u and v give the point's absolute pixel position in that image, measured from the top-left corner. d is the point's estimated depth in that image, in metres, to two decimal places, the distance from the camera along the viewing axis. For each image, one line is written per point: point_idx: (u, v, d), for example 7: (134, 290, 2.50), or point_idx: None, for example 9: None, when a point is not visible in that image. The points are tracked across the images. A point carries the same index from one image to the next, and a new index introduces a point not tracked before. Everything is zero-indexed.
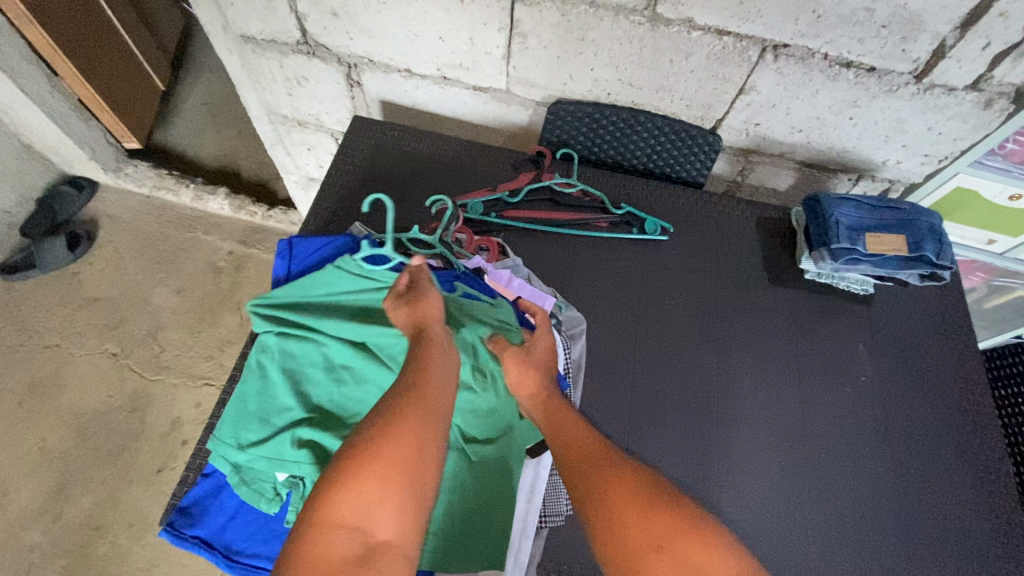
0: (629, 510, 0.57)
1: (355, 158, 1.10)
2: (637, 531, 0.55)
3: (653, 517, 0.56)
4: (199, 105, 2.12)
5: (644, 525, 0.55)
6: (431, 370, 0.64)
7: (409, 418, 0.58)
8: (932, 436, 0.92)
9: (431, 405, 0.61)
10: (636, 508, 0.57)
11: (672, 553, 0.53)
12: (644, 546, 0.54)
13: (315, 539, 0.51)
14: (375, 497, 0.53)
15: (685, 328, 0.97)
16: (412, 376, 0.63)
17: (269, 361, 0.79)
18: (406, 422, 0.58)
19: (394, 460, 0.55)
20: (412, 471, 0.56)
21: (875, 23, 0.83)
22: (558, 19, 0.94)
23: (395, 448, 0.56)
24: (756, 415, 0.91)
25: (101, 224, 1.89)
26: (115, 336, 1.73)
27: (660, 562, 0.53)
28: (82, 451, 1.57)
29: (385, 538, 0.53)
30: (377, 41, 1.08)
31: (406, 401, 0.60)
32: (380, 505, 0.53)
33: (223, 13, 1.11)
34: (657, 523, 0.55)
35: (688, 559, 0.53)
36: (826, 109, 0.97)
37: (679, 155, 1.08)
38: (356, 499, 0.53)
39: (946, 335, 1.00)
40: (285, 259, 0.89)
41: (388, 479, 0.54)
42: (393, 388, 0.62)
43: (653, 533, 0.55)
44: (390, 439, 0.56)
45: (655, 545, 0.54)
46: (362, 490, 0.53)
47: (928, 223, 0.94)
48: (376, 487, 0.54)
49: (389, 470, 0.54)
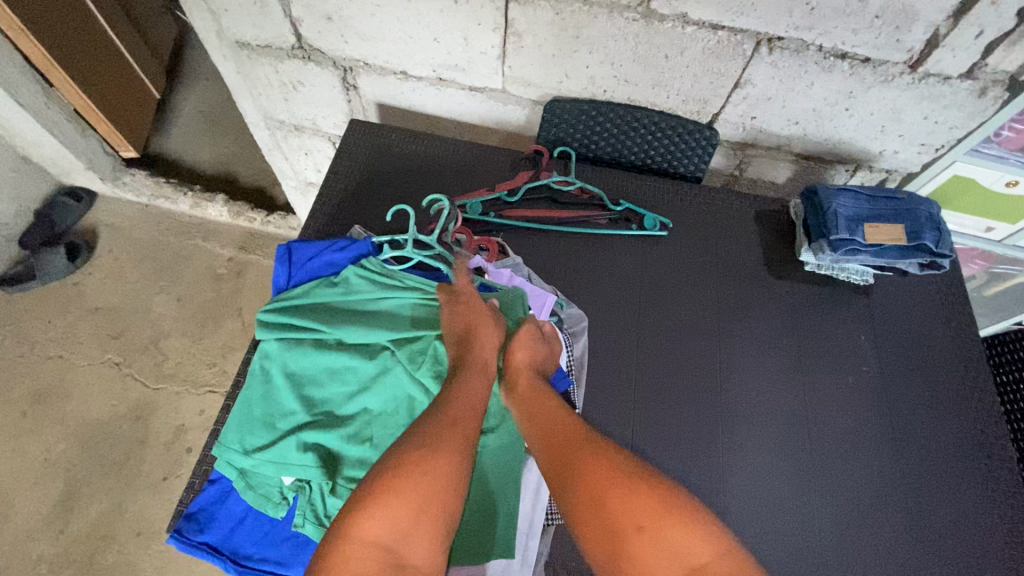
0: (612, 493, 0.60)
1: (353, 161, 1.10)
2: (621, 513, 0.58)
3: (636, 498, 0.58)
4: (195, 113, 2.12)
5: (627, 507, 0.58)
6: (466, 402, 0.68)
7: (449, 446, 0.60)
8: (934, 425, 0.92)
9: (467, 438, 0.63)
10: (618, 491, 0.60)
11: (655, 534, 0.56)
12: (626, 528, 0.57)
13: (348, 554, 0.52)
14: (410, 520, 0.55)
15: (687, 322, 0.98)
16: (451, 405, 0.66)
17: (272, 366, 0.79)
18: (443, 448, 0.60)
19: (431, 482, 0.57)
20: (445, 498, 0.57)
21: (869, 13, 0.83)
22: (552, 18, 0.94)
23: (435, 472, 0.58)
24: (759, 407, 0.92)
25: (100, 234, 1.89)
26: (117, 346, 1.73)
27: (642, 542, 0.55)
28: (86, 461, 1.57)
29: (415, 561, 0.54)
30: (372, 43, 1.08)
31: (445, 431, 0.62)
32: (413, 529, 0.54)
33: (217, 19, 1.12)
34: (640, 505, 0.58)
35: (669, 541, 0.55)
36: (822, 101, 0.97)
37: (678, 150, 1.08)
38: (392, 520, 0.54)
39: (947, 323, 1.00)
40: (285, 263, 0.88)
41: (424, 504, 0.56)
42: (427, 416, 0.65)
43: (635, 514, 0.57)
44: (430, 463, 0.58)
45: (637, 525, 0.57)
46: (400, 508, 0.55)
47: (925, 212, 0.94)
48: (413, 508, 0.55)
49: (427, 494, 0.56)
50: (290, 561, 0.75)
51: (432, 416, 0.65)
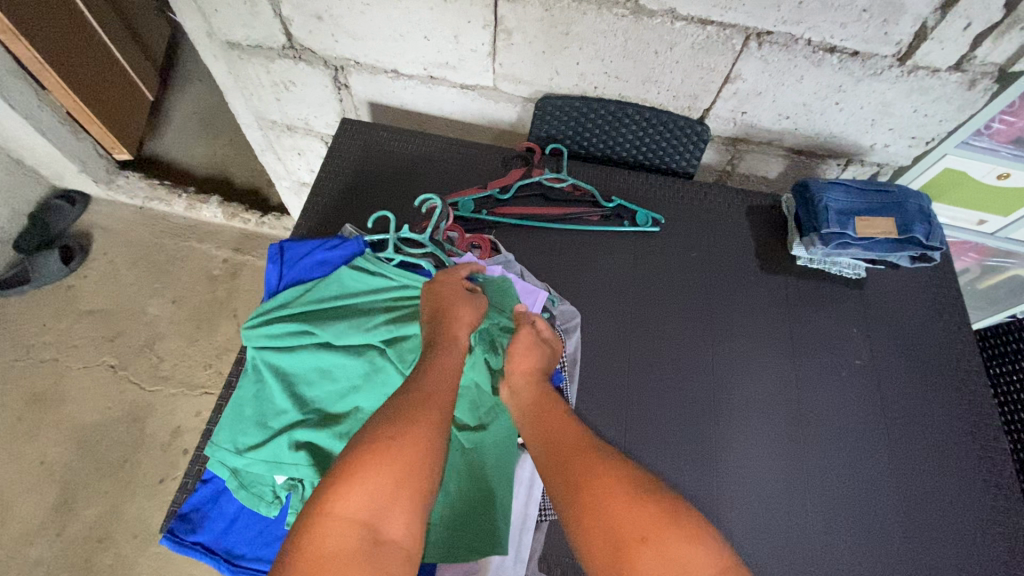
0: (615, 504, 0.59)
1: (344, 160, 1.10)
2: (625, 524, 0.58)
3: (638, 509, 0.58)
4: (188, 115, 2.12)
5: (630, 518, 0.58)
6: (442, 381, 0.68)
7: (424, 423, 0.61)
8: (927, 417, 0.92)
9: (442, 414, 0.63)
10: (619, 502, 0.59)
11: (656, 545, 0.55)
12: (629, 539, 0.56)
13: (323, 530, 0.52)
14: (387, 495, 0.55)
15: (681, 317, 0.98)
16: (427, 383, 0.66)
17: (264, 366, 0.79)
18: (417, 424, 0.60)
19: (406, 457, 0.57)
20: (422, 474, 0.57)
21: (857, 7, 0.83)
22: (541, 14, 0.94)
23: (409, 447, 0.58)
24: (751, 401, 0.92)
25: (94, 236, 1.89)
26: (113, 348, 1.72)
27: (645, 553, 0.55)
28: (83, 464, 1.57)
29: (394, 536, 0.54)
30: (362, 42, 1.08)
31: (420, 407, 0.62)
32: (390, 504, 0.54)
33: (208, 20, 1.12)
34: (642, 516, 0.57)
35: (671, 553, 0.55)
36: (811, 95, 0.97)
37: (669, 146, 1.08)
38: (368, 496, 0.54)
39: (939, 316, 1.00)
40: (277, 263, 0.88)
41: (401, 479, 0.56)
42: (401, 396, 0.64)
43: (638, 525, 0.57)
44: (404, 439, 0.58)
45: (640, 536, 0.56)
46: (374, 483, 0.55)
47: (916, 205, 0.94)
48: (389, 483, 0.55)
49: (404, 470, 0.56)
50: None
51: (402, 396, 0.65)
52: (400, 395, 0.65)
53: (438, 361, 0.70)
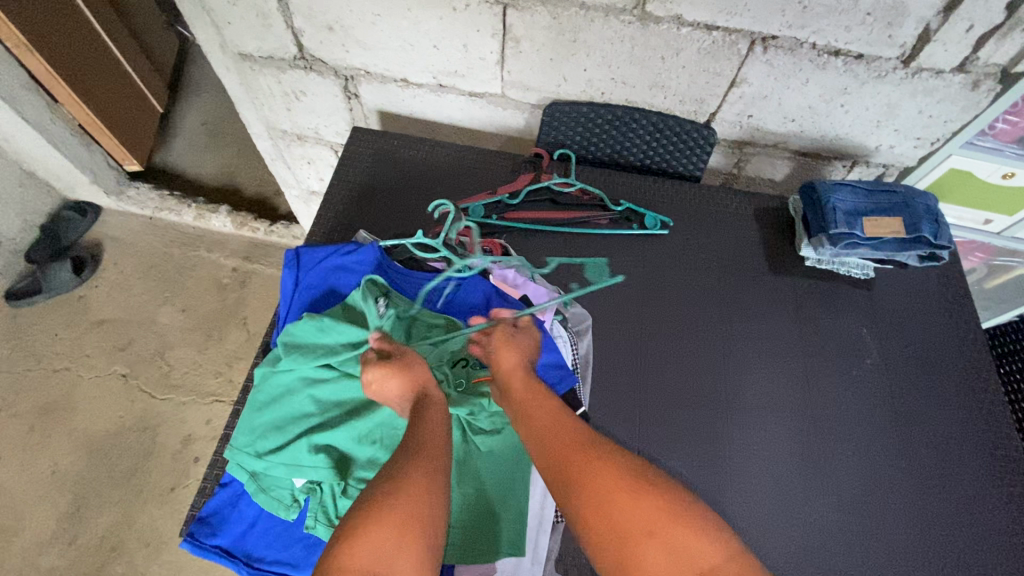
0: (618, 500, 0.60)
1: (355, 167, 1.11)
2: (631, 520, 0.58)
3: (644, 504, 0.59)
4: (197, 126, 2.15)
5: (638, 512, 0.59)
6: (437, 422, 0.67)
7: (421, 469, 0.60)
8: (938, 416, 0.92)
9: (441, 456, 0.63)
10: (627, 495, 0.60)
11: (665, 539, 0.57)
12: (638, 534, 0.57)
13: None
14: (393, 543, 0.54)
15: (690, 318, 0.99)
16: (422, 426, 0.66)
17: (285, 373, 0.78)
18: (417, 473, 0.60)
19: (409, 510, 0.57)
20: (426, 519, 0.57)
21: (861, 10, 0.84)
22: (549, 23, 0.96)
23: (412, 497, 0.58)
24: (762, 400, 0.92)
25: (105, 247, 1.91)
26: (124, 357, 1.74)
27: (653, 546, 0.57)
28: (94, 472, 1.58)
29: None
30: (372, 52, 1.10)
31: (418, 454, 0.62)
32: (397, 552, 0.54)
33: (220, 32, 1.14)
34: (649, 511, 0.59)
35: (677, 546, 0.56)
36: (817, 98, 0.98)
37: (676, 150, 1.10)
38: (375, 545, 0.54)
39: (948, 315, 1.01)
40: (293, 268, 0.86)
41: (404, 527, 0.55)
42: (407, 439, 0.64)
43: (645, 521, 0.58)
44: (407, 489, 0.58)
45: (646, 531, 0.57)
46: (380, 535, 0.54)
47: (924, 205, 0.94)
48: (394, 533, 0.55)
49: (406, 518, 0.56)
50: (303, 563, 0.75)
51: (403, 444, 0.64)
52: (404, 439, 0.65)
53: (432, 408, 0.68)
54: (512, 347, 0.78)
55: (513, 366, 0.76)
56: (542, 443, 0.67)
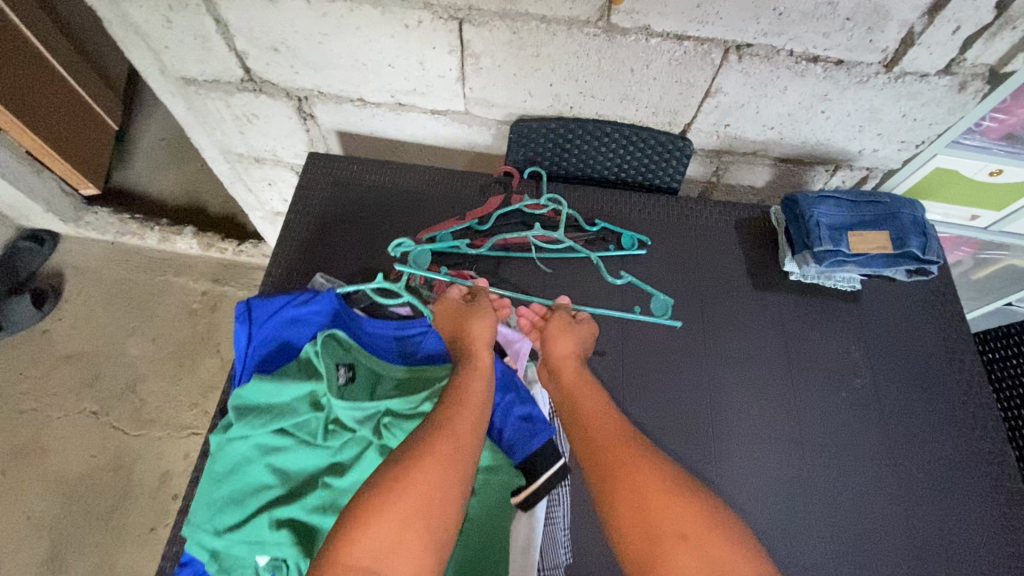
0: (657, 504, 0.63)
1: (313, 198, 1.04)
2: (663, 522, 0.62)
3: (681, 511, 0.62)
4: (155, 142, 2.05)
5: (672, 516, 0.62)
6: (467, 405, 0.70)
7: (434, 460, 0.63)
8: (931, 436, 0.89)
9: (460, 448, 0.65)
10: (663, 500, 0.63)
11: (696, 543, 0.59)
12: (671, 536, 0.61)
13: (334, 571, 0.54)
14: (395, 536, 0.57)
15: (672, 343, 0.94)
16: (444, 412, 0.69)
17: (239, 440, 0.73)
18: (431, 464, 0.62)
19: (416, 502, 0.59)
20: (432, 512, 0.59)
21: (840, 16, 0.79)
22: (509, 38, 0.89)
23: (420, 488, 0.60)
24: (751, 429, 0.89)
25: (67, 277, 1.83)
26: (93, 394, 1.67)
27: (682, 549, 0.59)
28: (70, 517, 1.52)
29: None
30: (323, 73, 1.03)
31: (436, 442, 0.65)
32: (398, 545, 0.56)
33: (158, 56, 1.06)
34: (685, 516, 0.62)
35: (709, 554, 0.58)
36: (796, 105, 0.93)
37: (652, 163, 1.04)
38: (377, 539, 0.56)
39: (939, 326, 0.97)
40: (246, 322, 0.79)
41: (408, 521, 0.57)
42: (425, 428, 0.67)
43: (679, 524, 0.61)
44: (416, 480, 0.60)
45: (680, 534, 0.60)
46: (384, 529, 0.57)
47: (910, 216, 0.89)
48: (397, 527, 0.57)
49: (410, 512, 0.58)
50: None
51: (423, 431, 0.67)
52: (427, 422, 0.68)
53: (466, 387, 0.73)
54: (568, 335, 0.86)
55: (568, 353, 0.84)
56: (581, 429, 0.75)
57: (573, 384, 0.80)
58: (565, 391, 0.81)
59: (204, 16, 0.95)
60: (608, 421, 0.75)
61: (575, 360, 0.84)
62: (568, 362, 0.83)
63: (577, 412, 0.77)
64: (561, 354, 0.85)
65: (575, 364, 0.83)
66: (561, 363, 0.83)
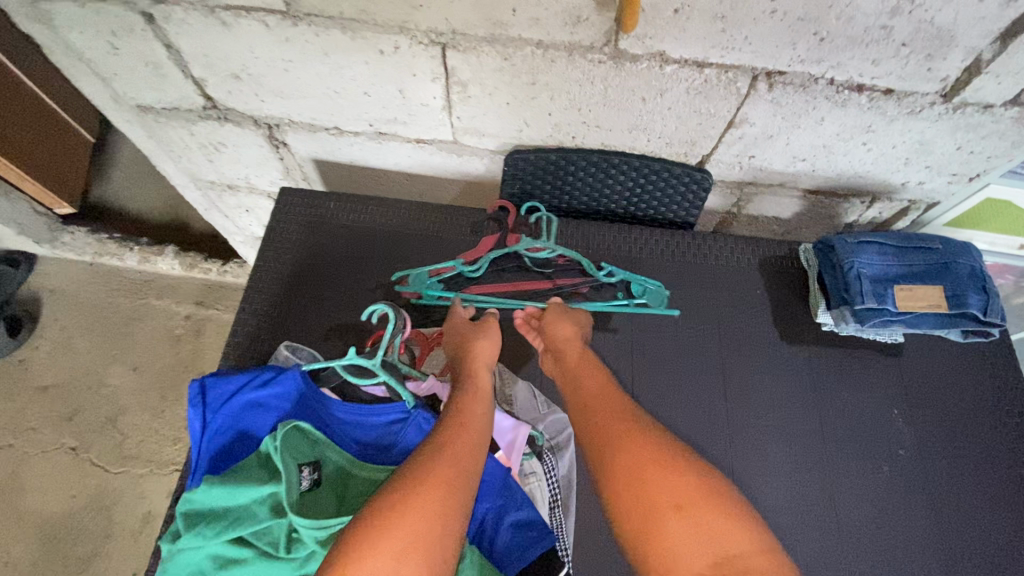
0: (651, 474, 0.58)
1: (284, 242, 0.93)
2: (657, 491, 0.56)
3: (677, 480, 0.57)
4: (134, 154, 1.93)
5: (665, 487, 0.56)
6: (466, 428, 0.63)
7: (430, 485, 0.55)
8: (988, 519, 0.78)
9: (460, 472, 0.58)
10: (656, 470, 0.58)
11: (692, 515, 0.54)
12: (665, 507, 0.55)
13: None
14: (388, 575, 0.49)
15: (689, 408, 0.83)
16: (441, 434, 0.62)
17: (189, 552, 0.61)
18: (426, 489, 0.55)
19: (411, 532, 0.52)
20: (429, 544, 0.52)
21: (893, 40, 0.66)
22: (501, 64, 0.77)
23: (416, 517, 0.52)
24: (781, 512, 0.77)
25: (43, 302, 1.74)
26: (72, 429, 1.59)
27: (676, 521, 0.54)
28: (48, 561, 1.44)
29: None
30: (291, 101, 0.91)
31: (433, 465, 0.57)
32: None
33: (109, 83, 0.94)
34: (680, 484, 0.56)
35: (707, 527, 0.53)
36: (833, 136, 0.80)
37: (664, 197, 0.92)
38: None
39: (993, 384, 0.85)
40: (199, 408, 0.69)
41: (401, 554, 0.50)
42: (420, 451, 0.60)
43: (673, 494, 0.56)
44: (410, 508, 0.53)
45: (675, 505, 0.55)
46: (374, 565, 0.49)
47: (967, 267, 0.77)
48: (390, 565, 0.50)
49: (403, 544, 0.51)
50: None
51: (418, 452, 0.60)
52: (422, 444, 0.61)
53: (464, 408, 0.66)
54: (569, 318, 0.80)
55: (569, 335, 0.78)
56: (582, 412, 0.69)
57: (576, 369, 0.74)
58: (568, 377, 0.74)
59: (153, 42, 0.83)
60: (611, 399, 0.68)
61: (578, 344, 0.77)
62: (572, 346, 0.77)
63: (581, 395, 0.71)
64: (562, 336, 0.78)
65: (580, 348, 0.77)
66: (563, 347, 0.77)
